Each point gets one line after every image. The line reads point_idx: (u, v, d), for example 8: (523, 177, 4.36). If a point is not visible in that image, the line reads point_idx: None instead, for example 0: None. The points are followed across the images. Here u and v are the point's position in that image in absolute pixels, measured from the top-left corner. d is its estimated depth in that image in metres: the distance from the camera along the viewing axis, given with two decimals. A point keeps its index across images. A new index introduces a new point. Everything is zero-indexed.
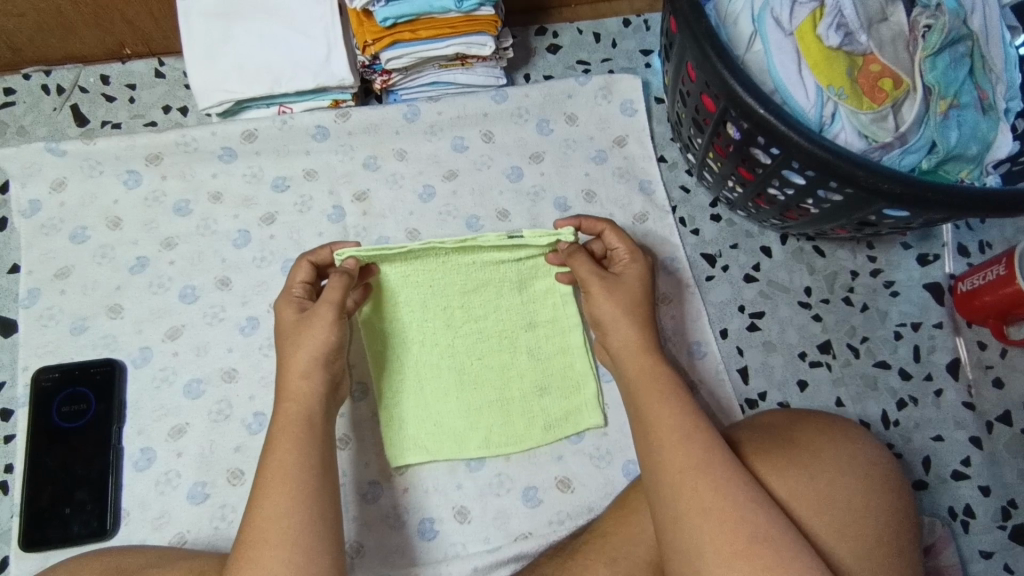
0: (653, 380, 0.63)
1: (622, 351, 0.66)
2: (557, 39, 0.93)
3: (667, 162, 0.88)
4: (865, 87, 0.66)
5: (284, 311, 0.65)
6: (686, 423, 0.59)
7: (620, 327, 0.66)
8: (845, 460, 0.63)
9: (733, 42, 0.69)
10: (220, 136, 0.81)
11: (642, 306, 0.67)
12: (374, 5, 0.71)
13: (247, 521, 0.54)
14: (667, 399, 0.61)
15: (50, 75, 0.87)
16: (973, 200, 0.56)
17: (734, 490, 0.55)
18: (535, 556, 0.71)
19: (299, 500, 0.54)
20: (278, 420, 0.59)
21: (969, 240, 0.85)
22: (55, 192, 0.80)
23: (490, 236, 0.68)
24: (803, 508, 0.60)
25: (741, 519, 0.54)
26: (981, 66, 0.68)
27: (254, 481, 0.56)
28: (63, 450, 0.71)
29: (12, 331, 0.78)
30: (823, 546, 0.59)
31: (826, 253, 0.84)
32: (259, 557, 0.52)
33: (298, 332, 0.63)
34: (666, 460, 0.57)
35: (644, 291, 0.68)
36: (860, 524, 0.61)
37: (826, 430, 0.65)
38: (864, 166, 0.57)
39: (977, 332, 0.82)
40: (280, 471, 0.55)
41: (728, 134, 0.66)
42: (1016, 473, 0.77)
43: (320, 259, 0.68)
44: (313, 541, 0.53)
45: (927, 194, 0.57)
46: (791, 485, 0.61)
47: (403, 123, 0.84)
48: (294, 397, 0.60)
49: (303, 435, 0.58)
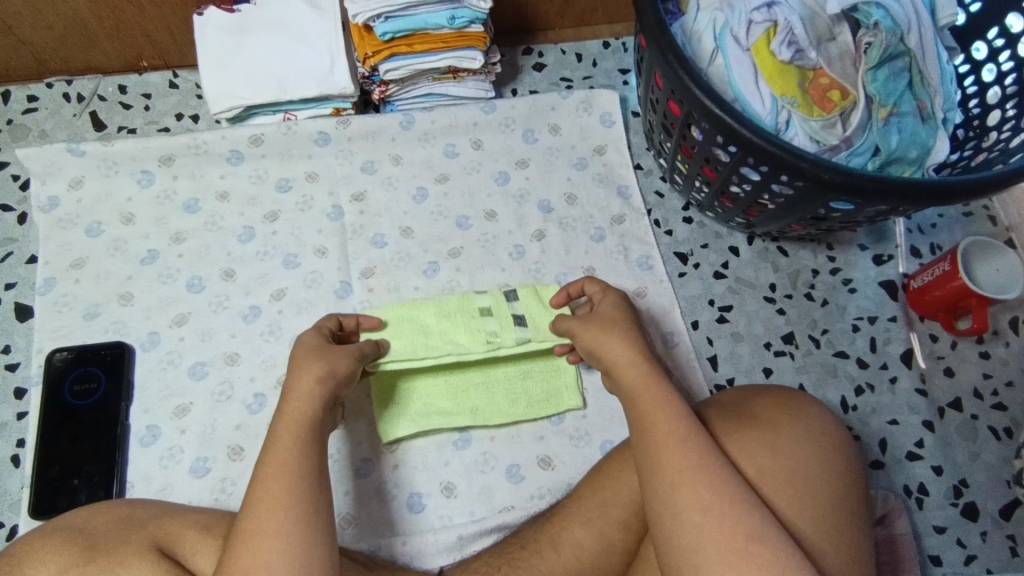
0: (649, 387, 0.64)
1: (618, 364, 0.67)
2: (542, 58, 1.01)
3: (643, 169, 0.95)
4: (815, 97, 0.74)
5: (306, 337, 0.69)
6: (681, 425, 0.61)
7: (615, 343, 0.68)
8: (806, 436, 0.68)
9: (697, 57, 0.77)
10: (229, 139, 0.88)
11: (629, 330, 0.69)
12: (375, 21, 0.79)
13: (245, 512, 0.56)
14: (661, 402, 0.63)
15: (71, 84, 0.94)
16: (904, 189, 0.63)
17: (729, 489, 0.58)
18: (516, 527, 0.75)
19: (294, 494, 0.56)
20: (281, 418, 0.62)
21: (921, 243, 0.92)
22: (73, 190, 0.85)
23: (507, 339, 0.76)
24: (771, 484, 0.65)
25: (737, 517, 0.56)
26: (920, 79, 0.75)
27: (252, 474, 0.58)
28: (73, 425, 0.76)
29: (27, 316, 0.83)
30: (790, 518, 0.64)
31: (789, 252, 0.91)
32: (255, 548, 0.53)
33: (320, 354, 0.66)
34: (665, 462, 0.59)
35: (625, 319, 0.71)
36: (824, 498, 0.65)
37: (791, 409, 0.70)
38: (807, 158, 0.64)
39: (929, 326, 0.88)
40: (281, 465, 0.58)
41: (693, 136, 0.74)
42: (966, 454, 0.82)
43: (349, 322, 0.74)
44: (310, 536, 0.55)
45: (862, 182, 0.64)
46: (761, 464, 0.66)
47: (399, 131, 0.90)
48: (299, 399, 0.63)
49: (304, 435, 0.61)
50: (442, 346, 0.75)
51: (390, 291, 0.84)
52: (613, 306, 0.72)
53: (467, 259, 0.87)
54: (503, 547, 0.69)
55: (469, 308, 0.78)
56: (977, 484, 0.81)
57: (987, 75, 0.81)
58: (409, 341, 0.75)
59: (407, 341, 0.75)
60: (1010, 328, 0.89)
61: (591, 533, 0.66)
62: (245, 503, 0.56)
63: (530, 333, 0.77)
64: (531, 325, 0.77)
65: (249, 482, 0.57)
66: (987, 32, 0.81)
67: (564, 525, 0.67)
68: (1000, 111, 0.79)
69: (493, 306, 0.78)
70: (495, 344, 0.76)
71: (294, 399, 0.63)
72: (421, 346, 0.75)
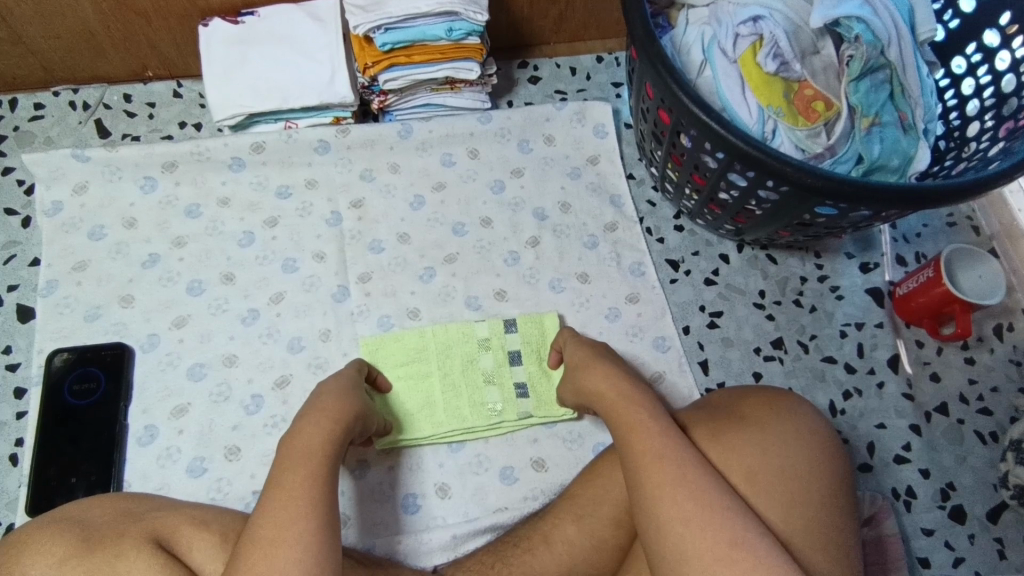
0: (626, 408, 0.66)
1: (597, 393, 0.70)
2: (537, 72, 1.03)
3: (636, 179, 0.98)
4: (800, 108, 0.76)
5: (339, 374, 0.73)
6: (659, 440, 0.61)
7: (594, 376, 0.71)
8: (797, 435, 0.67)
9: (686, 69, 0.80)
10: (231, 147, 0.90)
11: (607, 364, 0.72)
12: (375, 33, 0.82)
13: (262, 518, 0.55)
14: (641, 419, 0.64)
15: (78, 92, 0.96)
16: (880, 191, 0.65)
17: (712, 499, 0.57)
18: (510, 527, 0.76)
19: (314, 504, 0.56)
20: (301, 434, 0.62)
21: (906, 252, 0.94)
22: (77, 195, 0.87)
23: (507, 414, 0.80)
24: (759, 483, 0.64)
25: (720, 524, 0.56)
26: (900, 91, 0.77)
27: (271, 483, 0.58)
28: (72, 424, 0.77)
29: (29, 317, 0.84)
30: (776, 514, 0.62)
31: (778, 260, 0.93)
32: (271, 552, 0.52)
33: (350, 392, 0.69)
34: (645, 477, 0.60)
35: (600, 354, 0.74)
36: (813, 495, 0.64)
37: (782, 410, 0.69)
38: (785, 162, 0.67)
39: (915, 332, 0.90)
40: (302, 477, 0.58)
41: (682, 143, 0.77)
42: (953, 458, 0.84)
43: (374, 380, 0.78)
44: (326, 543, 0.54)
45: (839, 185, 0.66)
46: (751, 467, 0.64)
47: (397, 140, 0.93)
48: (318, 417, 0.64)
49: (325, 449, 0.61)
50: (448, 421, 0.79)
51: (388, 295, 0.86)
52: (586, 347, 0.76)
53: (463, 264, 0.88)
54: (498, 545, 0.71)
55: (473, 376, 0.81)
56: (963, 487, 0.82)
57: (966, 89, 0.84)
58: (416, 414, 0.79)
59: (413, 414, 0.79)
60: (995, 334, 0.91)
61: (582, 530, 0.67)
62: (263, 510, 0.55)
63: (532, 406, 0.80)
64: (533, 396, 0.81)
65: (269, 491, 0.57)
66: (966, 47, 0.84)
67: (556, 524, 0.69)
68: (979, 123, 0.82)
69: (495, 373, 0.82)
70: (496, 420, 0.79)
71: (320, 415, 0.64)
72: (427, 423, 0.79)
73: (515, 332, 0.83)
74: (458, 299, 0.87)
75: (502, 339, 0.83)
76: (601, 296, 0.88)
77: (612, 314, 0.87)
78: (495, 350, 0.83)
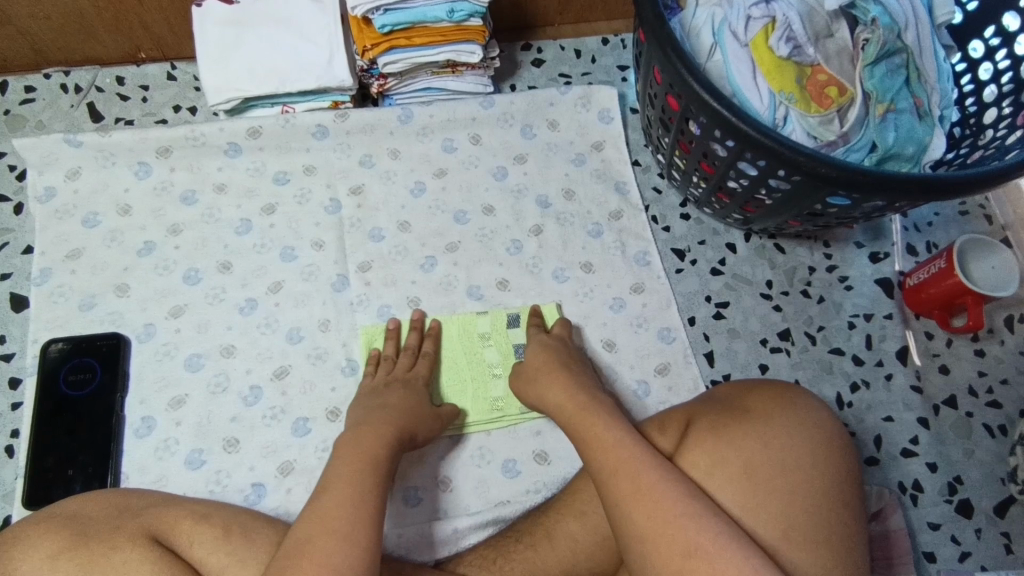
0: (587, 418, 0.66)
1: (557, 406, 0.70)
2: (541, 54, 1.01)
3: (642, 166, 0.95)
4: (813, 93, 0.74)
5: (394, 393, 0.73)
6: (624, 448, 0.61)
7: (552, 388, 0.71)
8: (794, 425, 0.65)
9: (695, 52, 0.77)
10: (228, 132, 0.88)
11: (564, 374, 0.72)
12: (374, 13, 0.79)
13: (314, 510, 0.57)
14: (598, 431, 0.64)
15: (69, 75, 0.94)
16: (886, 180, 0.63)
17: (664, 506, 0.56)
18: (512, 520, 0.75)
19: (362, 498, 0.58)
20: (370, 437, 0.65)
21: (917, 241, 0.92)
22: (70, 181, 0.85)
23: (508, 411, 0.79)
24: (753, 477, 0.62)
25: (688, 529, 0.55)
26: (916, 77, 0.75)
27: (323, 483, 0.60)
28: (67, 414, 0.76)
29: (23, 306, 0.83)
30: (768, 508, 0.61)
31: (786, 249, 0.91)
32: (317, 541, 0.54)
33: (400, 409, 0.71)
34: (612, 485, 0.59)
35: (558, 363, 0.74)
36: (813, 488, 0.62)
37: (780, 403, 0.67)
38: (784, 144, 0.65)
39: (925, 323, 0.88)
40: (351, 474, 0.60)
41: (690, 131, 0.75)
42: (961, 451, 0.83)
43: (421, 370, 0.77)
44: (367, 536, 0.55)
45: (833, 174, 0.64)
46: (744, 460, 0.63)
47: (397, 125, 0.91)
48: (383, 422, 0.68)
49: (377, 456, 0.63)
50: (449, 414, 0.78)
51: (388, 285, 0.84)
52: (536, 353, 0.76)
53: (465, 253, 0.87)
54: (499, 540, 0.70)
55: (479, 369, 0.80)
56: (971, 481, 0.81)
57: (983, 74, 0.81)
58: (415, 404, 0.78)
59: None
60: (1005, 326, 0.89)
61: (585, 526, 0.67)
62: (313, 503, 0.57)
63: None
64: None
65: (320, 487, 0.59)
66: (984, 30, 0.82)
67: (557, 519, 0.68)
68: (997, 109, 0.79)
69: (501, 366, 0.81)
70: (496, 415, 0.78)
71: (377, 423, 0.68)
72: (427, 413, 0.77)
73: (518, 327, 0.82)
74: (459, 289, 0.85)
75: (504, 334, 0.82)
76: (606, 286, 0.86)
77: (617, 305, 0.86)
78: (498, 344, 0.81)
